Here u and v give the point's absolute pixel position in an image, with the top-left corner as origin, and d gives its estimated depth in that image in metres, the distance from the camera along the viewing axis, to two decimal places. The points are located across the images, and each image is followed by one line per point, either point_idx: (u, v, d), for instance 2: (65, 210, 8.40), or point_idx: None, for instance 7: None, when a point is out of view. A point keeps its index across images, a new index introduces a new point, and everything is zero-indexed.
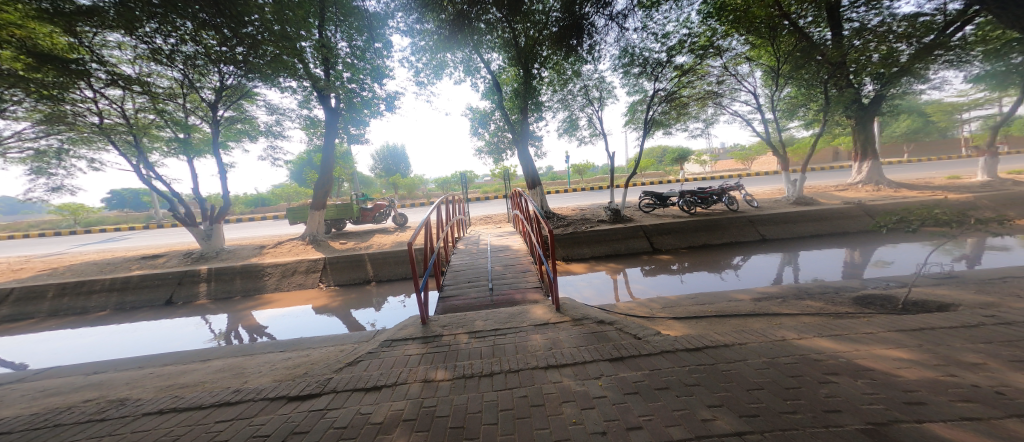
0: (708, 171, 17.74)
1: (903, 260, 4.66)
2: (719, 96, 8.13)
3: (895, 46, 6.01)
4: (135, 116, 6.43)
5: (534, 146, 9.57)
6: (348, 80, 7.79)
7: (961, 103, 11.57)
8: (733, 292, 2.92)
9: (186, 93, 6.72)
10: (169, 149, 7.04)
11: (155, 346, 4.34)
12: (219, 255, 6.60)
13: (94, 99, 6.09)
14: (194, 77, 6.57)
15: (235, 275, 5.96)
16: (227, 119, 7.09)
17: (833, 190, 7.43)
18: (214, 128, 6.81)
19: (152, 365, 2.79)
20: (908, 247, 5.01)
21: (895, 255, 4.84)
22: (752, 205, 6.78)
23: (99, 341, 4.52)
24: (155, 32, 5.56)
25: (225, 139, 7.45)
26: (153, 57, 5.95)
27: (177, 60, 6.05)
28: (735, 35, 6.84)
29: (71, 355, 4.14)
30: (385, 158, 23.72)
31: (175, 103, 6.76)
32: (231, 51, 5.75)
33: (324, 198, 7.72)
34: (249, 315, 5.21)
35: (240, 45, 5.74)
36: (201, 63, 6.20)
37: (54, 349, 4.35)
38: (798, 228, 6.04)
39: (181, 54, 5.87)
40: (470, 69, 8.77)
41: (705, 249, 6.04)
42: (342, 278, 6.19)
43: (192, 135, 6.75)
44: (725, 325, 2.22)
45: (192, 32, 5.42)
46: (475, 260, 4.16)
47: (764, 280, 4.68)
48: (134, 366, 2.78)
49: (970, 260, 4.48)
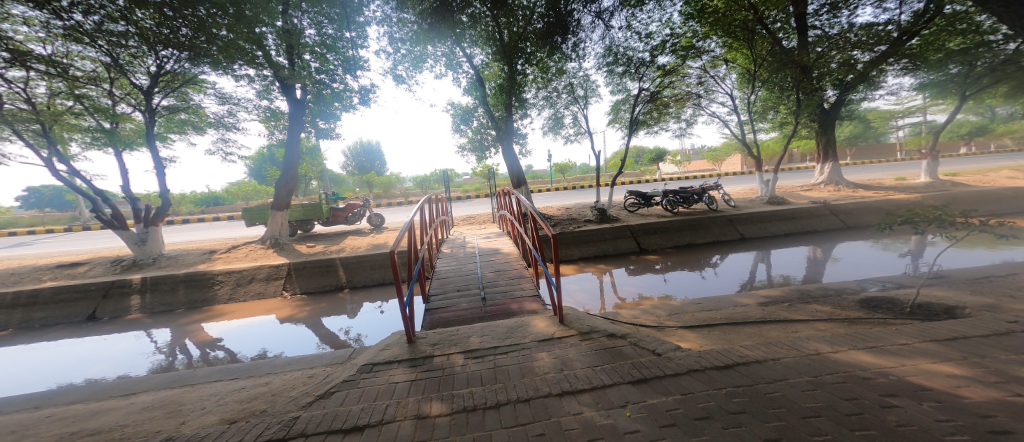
0: (680, 171, 18.37)
1: (857, 257, 4.96)
2: (697, 99, 8.30)
3: (854, 53, 6.41)
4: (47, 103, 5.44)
5: (517, 144, 9.31)
6: (316, 71, 7.10)
7: (899, 112, 12.74)
8: (736, 296, 2.82)
9: (114, 77, 5.77)
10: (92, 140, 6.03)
11: (72, 370, 3.67)
12: (157, 262, 5.73)
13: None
14: (125, 59, 5.66)
15: (179, 284, 5.20)
16: (163, 109, 6.13)
17: (801, 190, 7.82)
18: (148, 119, 5.89)
19: (48, 404, 2.14)
20: (860, 246, 5.36)
21: (858, 252, 5.12)
22: (731, 205, 6.94)
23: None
24: (77, 9, 4.67)
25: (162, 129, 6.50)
26: (70, 35, 5.01)
27: (104, 40, 5.16)
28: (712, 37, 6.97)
29: None
30: (356, 154, 22.48)
31: (99, 88, 5.79)
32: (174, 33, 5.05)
33: (288, 197, 6.98)
34: (199, 328, 4.56)
35: (185, 27, 5.04)
36: (134, 43, 5.34)
37: None
38: (774, 227, 6.23)
39: (112, 34, 5.00)
40: (451, 63, 8.36)
41: (689, 248, 6.08)
42: (309, 285, 5.60)
43: (121, 125, 5.86)
44: (744, 336, 2.07)
45: (122, 7, 4.65)
46: (462, 265, 3.82)
47: (746, 279, 4.72)
48: (24, 408, 2.12)
49: (915, 254, 4.81)
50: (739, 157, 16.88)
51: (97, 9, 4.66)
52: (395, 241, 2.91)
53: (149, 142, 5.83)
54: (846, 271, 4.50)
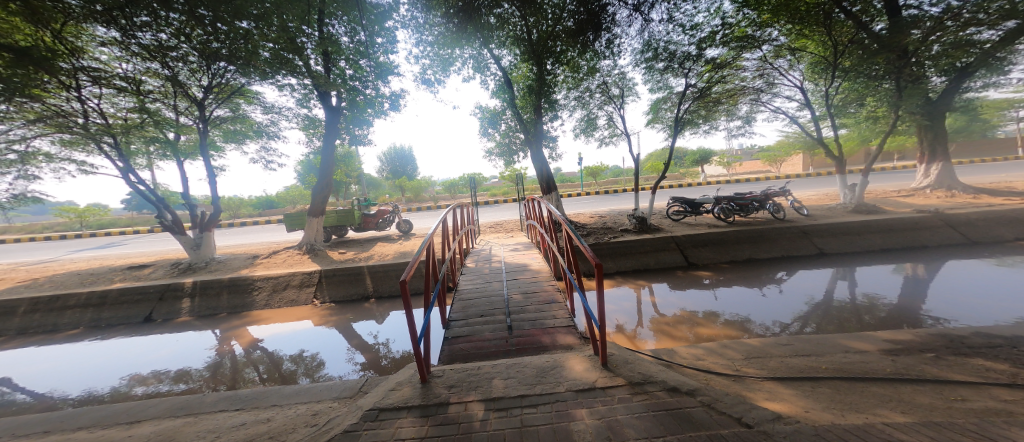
0: (730, 174, 16.70)
1: (970, 278, 3.99)
2: (755, 94, 7.30)
3: (966, 33, 5.36)
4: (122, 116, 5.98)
5: (548, 148, 8.90)
6: (350, 78, 7.23)
7: (1017, 100, 10.46)
8: (841, 337, 2.12)
9: (177, 92, 6.23)
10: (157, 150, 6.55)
11: (134, 366, 3.90)
12: (208, 266, 6.02)
13: (84, 100, 5.66)
14: (186, 74, 6.08)
15: (221, 290, 5.38)
16: (215, 119, 6.53)
17: (894, 196, 6.50)
18: (201, 129, 6.28)
19: (60, 429, 2.05)
20: (971, 264, 4.33)
21: (994, 276, 3.92)
22: (803, 213, 5.88)
23: (72, 361, 4.06)
24: (146, 27, 5.08)
25: (214, 137, 6.94)
26: (139, 54, 5.46)
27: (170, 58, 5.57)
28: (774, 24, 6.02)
29: (42, 378, 3.70)
30: (393, 160, 23.34)
31: (166, 103, 6.28)
32: (223, 45, 5.32)
33: (323, 203, 7.13)
34: (244, 330, 4.73)
35: (233, 39, 5.28)
36: (197, 61, 5.73)
37: (20, 371, 3.88)
38: (862, 240, 5.14)
39: (176, 51, 5.39)
40: (480, 66, 8.17)
41: (750, 264, 5.22)
42: (338, 294, 5.57)
43: (182, 136, 6.32)
44: (875, 402, 1.40)
45: (180, 23, 4.99)
46: (486, 283, 3.46)
47: (821, 301, 3.95)
48: (37, 431, 2.05)
49: None
50: (802, 158, 14.94)
51: (159, 24, 5.03)
52: (414, 257, 2.58)
53: (202, 151, 6.21)
54: (959, 296, 3.60)
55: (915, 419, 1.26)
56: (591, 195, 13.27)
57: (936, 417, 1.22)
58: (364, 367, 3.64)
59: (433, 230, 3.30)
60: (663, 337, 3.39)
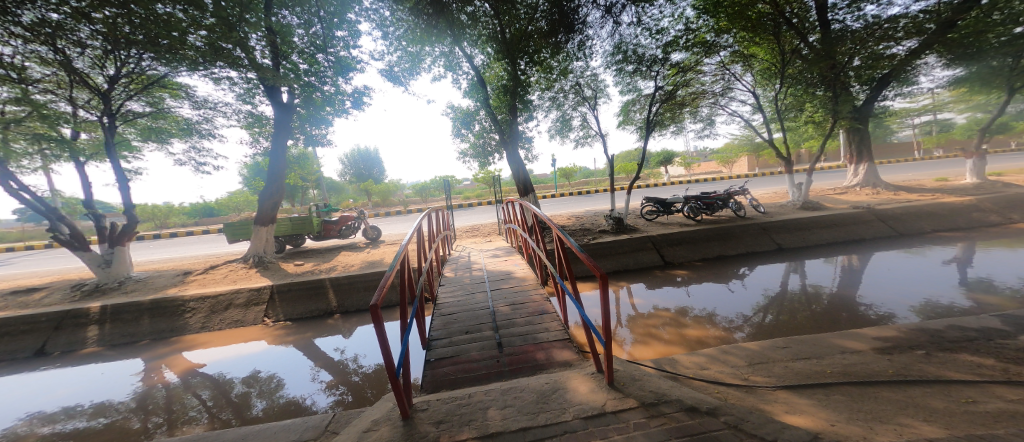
0: (688, 174, 17.75)
1: (894, 266, 4.45)
2: (714, 97, 7.72)
3: (881, 46, 5.86)
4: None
5: (521, 149, 8.76)
6: (306, 73, 6.50)
7: (916, 110, 12.21)
8: (834, 337, 2.19)
9: (77, 82, 5.23)
10: (49, 150, 5.46)
11: (22, 411, 3.14)
12: (123, 285, 5.09)
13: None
14: (89, 62, 5.16)
15: (144, 313, 4.54)
16: (127, 115, 5.55)
17: (834, 193, 7.17)
18: (109, 125, 5.29)
19: None
20: (890, 255, 4.83)
21: (913, 264, 4.41)
22: (761, 211, 6.28)
23: None
24: (28, 4, 4.11)
25: (128, 136, 5.91)
26: (23, 35, 4.50)
27: (63, 39, 4.68)
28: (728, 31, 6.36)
29: None
30: (353, 161, 21.99)
31: (60, 94, 5.27)
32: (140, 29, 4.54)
33: (274, 211, 6.36)
34: (179, 357, 4.04)
35: (152, 23, 4.50)
36: (106, 47, 4.87)
37: None
38: (814, 235, 5.59)
39: (75, 33, 4.57)
40: (450, 64, 7.83)
41: (720, 261, 5.44)
42: (294, 311, 4.95)
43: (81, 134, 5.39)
44: (897, 408, 1.38)
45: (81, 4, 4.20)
46: (469, 295, 3.19)
47: (781, 293, 4.17)
48: None
49: (961, 260, 4.32)
50: (749, 159, 16.25)
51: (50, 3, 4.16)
52: (391, 268, 2.25)
53: (107, 152, 5.19)
54: (889, 283, 3.99)
55: (942, 428, 1.23)
56: (562, 196, 13.38)
57: (959, 425, 1.21)
58: (331, 385, 3.36)
59: (408, 238, 2.96)
60: (653, 342, 3.29)
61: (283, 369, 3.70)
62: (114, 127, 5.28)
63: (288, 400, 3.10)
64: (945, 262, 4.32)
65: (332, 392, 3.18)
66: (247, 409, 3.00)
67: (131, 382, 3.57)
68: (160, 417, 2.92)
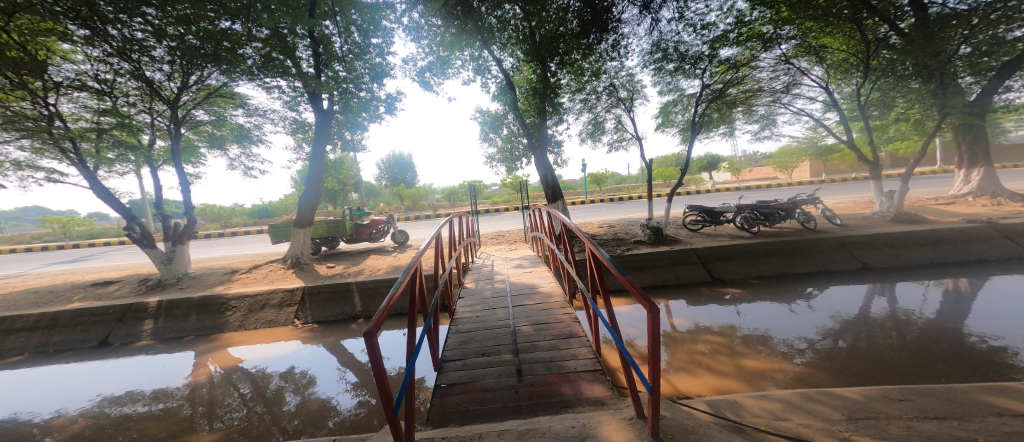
0: (738, 180, 16.18)
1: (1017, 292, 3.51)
2: (773, 94, 6.79)
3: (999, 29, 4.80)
4: (90, 122, 5.49)
5: (552, 154, 8.41)
6: (344, 80, 6.80)
7: None
8: (979, 392, 1.63)
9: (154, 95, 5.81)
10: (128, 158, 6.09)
11: (81, 397, 3.36)
12: (180, 282, 5.46)
13: (52, 106, 5.25)
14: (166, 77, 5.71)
15: (191, 310, 4.81)
16: (191, 123, 5.99)
17: (932, 203, 5.95)
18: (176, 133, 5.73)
19: None
20: (1010, 279, 3.84)
21: None
22: (836, 223, 5.34)
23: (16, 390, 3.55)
24: (119, 23, 4.66)
25: (191, 143, 6.38)
26: (112, 55, 5.06)
27: (143, 58, 5.18)
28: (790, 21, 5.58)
29: None
30: (390, 167, 22.95)
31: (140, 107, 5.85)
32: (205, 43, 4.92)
33: (311, 214, 6.60)
34: (222, 352, 4.23)
35: (214, 35, 4.85)
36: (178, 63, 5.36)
37: None
38: (910, 253, 4.60)
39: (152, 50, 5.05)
40: (480, 68, 7.79)
41: (784, 279, 4.65)
42: (322, 314, 5.00)
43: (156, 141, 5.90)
44: None
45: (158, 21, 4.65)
46: (489, 310, 2.91)
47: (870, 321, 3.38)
48: None
49: None
50: (813, 164, 14.41)
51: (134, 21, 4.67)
52: (400, 278, 2.00)
53: (172, 158, 5.61)
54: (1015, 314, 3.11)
55: None
56: (595, 203, 12.75)
57: None
58: (356, 388, 3.29)
59: (426, 246, 2.73)
60: (704, 373, 2.71)
61: (316, 367, 3.73)
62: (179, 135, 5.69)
63: (319, 399, 3.08)
64: None
65: (357, 394, 3.12)
66: (280, 405, 3.01)
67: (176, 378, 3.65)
68: (203, 407, 3.05)
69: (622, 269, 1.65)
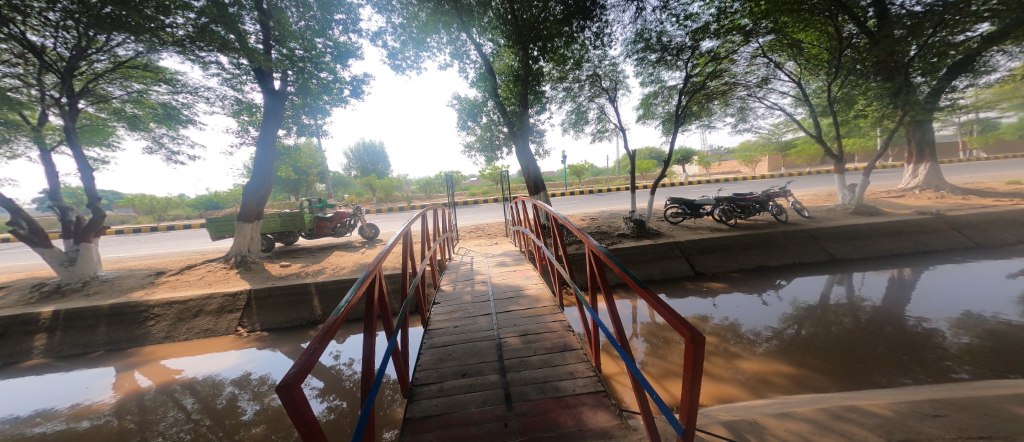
0: (707, 173, 16.86)
1: (954, 280, 3.78)
2: (749, 88, 6.85)
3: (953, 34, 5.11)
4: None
5: (533, 143, 8.08)
6: (302, 59, 5.96)
7: None
8: (1009, 400, 1.43)
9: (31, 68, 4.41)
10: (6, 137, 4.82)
11: None
12: (87, 286, 4.56)
13: None
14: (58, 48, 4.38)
15: (101, 320, 4.02)
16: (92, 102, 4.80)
17: (888, 196, 6.34)
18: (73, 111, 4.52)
19: None
20: (946, 268, 4.12)
21: (969, 278, 3.78)
22: (806, 215, 5.50)
23: None
24: None
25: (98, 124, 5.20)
26: None
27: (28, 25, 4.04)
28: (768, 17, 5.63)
29: None
30: (358, 156, 21.55)
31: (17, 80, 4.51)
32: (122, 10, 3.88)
33: (260, 207, 5.78)
34: (149, 364, 3.62)
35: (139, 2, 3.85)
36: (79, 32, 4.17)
37: None
38: (874, 244, 4.80)
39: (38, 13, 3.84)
40: (457, 51, 7.21)
41: (761, 271, 4.69)
42: (273, 320, 4.38)
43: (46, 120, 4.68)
44: None
45: None
46: (469, 319, 2.55)
47: (848, 313, 3.41)
48: None
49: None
50: (775, 158, 15.26)
51: None
52: (350, 291, 1.48)
53: (68, 140, 4.51)
54: (957, 300, 3.32)
55: None
56: (575, 195, 12.67)
57: None
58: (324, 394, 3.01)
59: (388, 247, 2.22)
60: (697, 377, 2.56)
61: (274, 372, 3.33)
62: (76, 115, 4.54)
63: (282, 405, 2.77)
64: (1012, 276, 3.71)
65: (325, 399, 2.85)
66: (235, 414, 2.63)
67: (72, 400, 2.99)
68: (136, 420, 2.63)
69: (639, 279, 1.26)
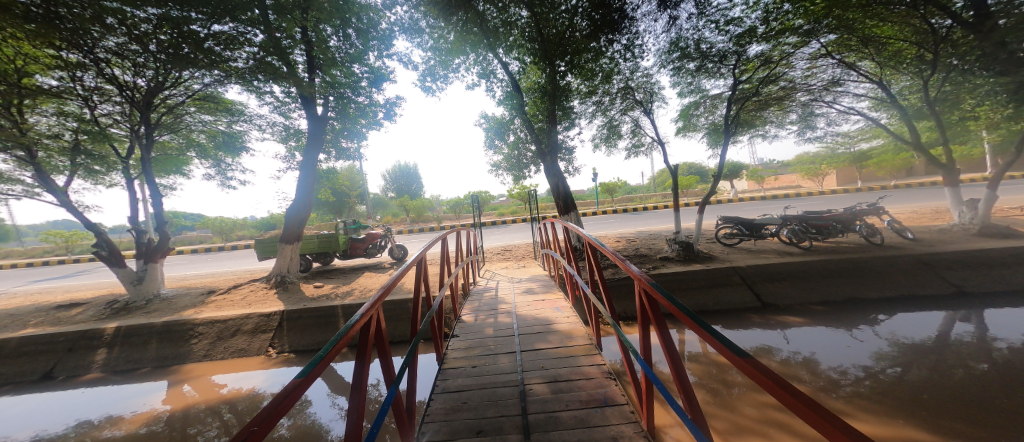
0: (761, 189, 15.24)
1: None
2: (810, 93, 5.97)
3: None
4: (56, 137, 4.90)
5: (564, 161, 7.76)
6: (342, 85, 6.38)
7: None
8: None
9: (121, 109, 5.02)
10: (93, 168, 5.51)
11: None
12: (148, 304, 4.89)
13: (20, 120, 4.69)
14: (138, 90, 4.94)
15: (152, 337, 4.21)
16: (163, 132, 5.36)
17: (1019, 213, 5.04)
18: (146, 140, 5.08)
19: None
20: None
21: None
22: (906, 236, 4.48)
23: None
24: (104, 39, 4.12)
25: (168, 153, 5.80)
26: (80, 65, 4.43)
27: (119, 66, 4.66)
28: (826, 18, 4.86)
29: None
30: (396, 178, 22.74)
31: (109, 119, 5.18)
32: (196, 51, 4.42)
33: (300, 229, 6.01)
34: (190, 381, 3.70)
35: (211, 37, 4.43)
36: (162, 74, 4.79)
37: None
38: (1016, 274, 3.71)
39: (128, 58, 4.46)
40: (485, 71, 7.26)
41: (854, 304, 3.79)
42: (301, 342, 4.32)
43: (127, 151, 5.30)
44: None
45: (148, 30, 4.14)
46: (493, 357, 2.18)
47: (998, 362, 2.52)
48: None
49: None
50: (844, 170, 13.44)
51: (113, 33, 4.07)
52: (343, 329, 1.22)
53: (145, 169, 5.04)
54: None
55: None
56: (610, 214, 11.98)
57: None
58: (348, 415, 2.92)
59: (398, 274, 1.91)
60: (784, 439, 1.92)
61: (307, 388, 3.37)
62: (148, 143, 5.09)
63: (314, 422, 2.81)
64: None
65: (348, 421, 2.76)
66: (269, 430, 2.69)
67: (119, 416, 3.08)
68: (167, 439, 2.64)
69: (727, 336, 0.86)
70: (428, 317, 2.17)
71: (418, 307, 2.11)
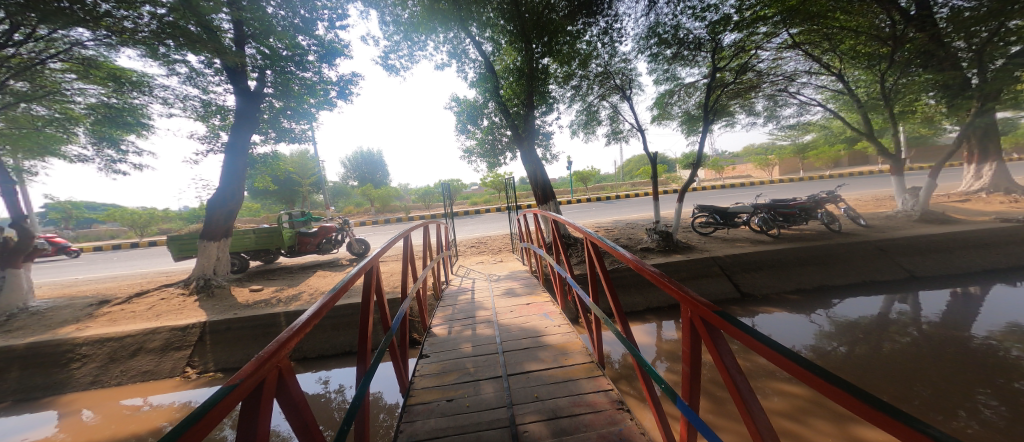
0: (720, 179, 16.10)
1: None
2: (777, 85, 6.10)
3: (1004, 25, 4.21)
4: None
5: (540, 147, 7.36)
6: (285, 61, 5.32)
7: None
8: None
9: None
10: None
11: None
12: (10, 320, 3.78)
13: None
14: None
15: (12, 363, 3.23)
16: (13, 102, 4.03)
17: (951, 202, 5.54)
18: None
19: None
20: None
21: None
22: (863, 224, 4.72)
23: None
24: None
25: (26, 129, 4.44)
26: None
27: None
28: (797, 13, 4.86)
29: None
30: (356, 164, 20.98)
31: None
32: None
33: (228, 224, 5.03)
34: (70, 414, 2.88)
35: None
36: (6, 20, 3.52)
37: None
38: (958, 258, 4.00)
39: None
40: (455, 51, 6.60)
41: (824, 291, 3.88)
42: (230, 359, 3.55)
43: None
44: None
45: None
46: (473, 385, 1.75)
47: (970, 345, 2.57)
48: None
49: None
50: (792, 161, 14.52)
51: None
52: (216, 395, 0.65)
53: None
54: None
55: None
56: (584, 204, 11.89)
57: None
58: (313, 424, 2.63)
59: (331, 294, 1.30)
60: None
61: None
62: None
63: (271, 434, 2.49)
64: None
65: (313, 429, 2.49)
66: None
67: None
68: None
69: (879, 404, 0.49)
70: (386, 343, 1.66)
71: (368, 328, 1.56)
